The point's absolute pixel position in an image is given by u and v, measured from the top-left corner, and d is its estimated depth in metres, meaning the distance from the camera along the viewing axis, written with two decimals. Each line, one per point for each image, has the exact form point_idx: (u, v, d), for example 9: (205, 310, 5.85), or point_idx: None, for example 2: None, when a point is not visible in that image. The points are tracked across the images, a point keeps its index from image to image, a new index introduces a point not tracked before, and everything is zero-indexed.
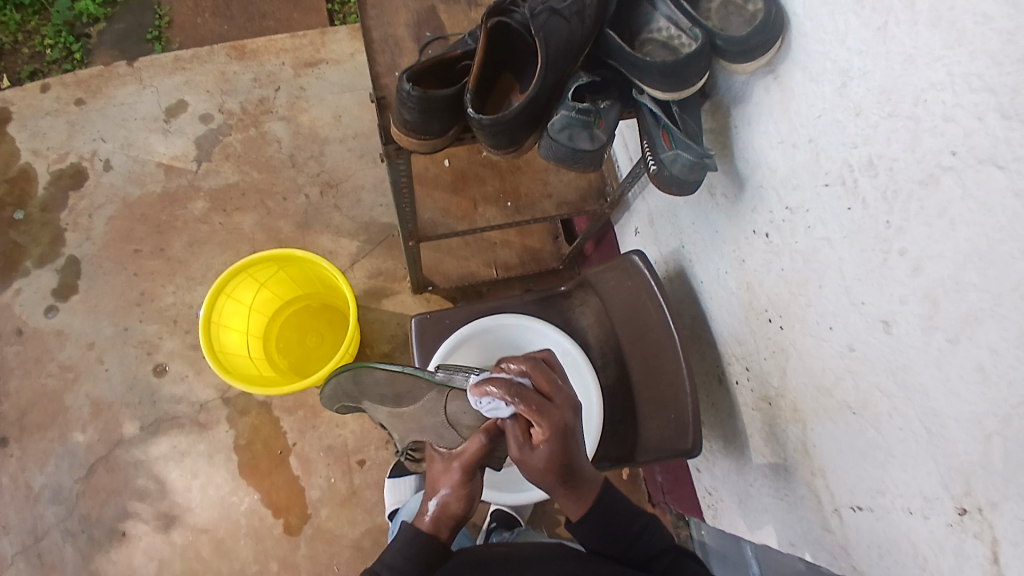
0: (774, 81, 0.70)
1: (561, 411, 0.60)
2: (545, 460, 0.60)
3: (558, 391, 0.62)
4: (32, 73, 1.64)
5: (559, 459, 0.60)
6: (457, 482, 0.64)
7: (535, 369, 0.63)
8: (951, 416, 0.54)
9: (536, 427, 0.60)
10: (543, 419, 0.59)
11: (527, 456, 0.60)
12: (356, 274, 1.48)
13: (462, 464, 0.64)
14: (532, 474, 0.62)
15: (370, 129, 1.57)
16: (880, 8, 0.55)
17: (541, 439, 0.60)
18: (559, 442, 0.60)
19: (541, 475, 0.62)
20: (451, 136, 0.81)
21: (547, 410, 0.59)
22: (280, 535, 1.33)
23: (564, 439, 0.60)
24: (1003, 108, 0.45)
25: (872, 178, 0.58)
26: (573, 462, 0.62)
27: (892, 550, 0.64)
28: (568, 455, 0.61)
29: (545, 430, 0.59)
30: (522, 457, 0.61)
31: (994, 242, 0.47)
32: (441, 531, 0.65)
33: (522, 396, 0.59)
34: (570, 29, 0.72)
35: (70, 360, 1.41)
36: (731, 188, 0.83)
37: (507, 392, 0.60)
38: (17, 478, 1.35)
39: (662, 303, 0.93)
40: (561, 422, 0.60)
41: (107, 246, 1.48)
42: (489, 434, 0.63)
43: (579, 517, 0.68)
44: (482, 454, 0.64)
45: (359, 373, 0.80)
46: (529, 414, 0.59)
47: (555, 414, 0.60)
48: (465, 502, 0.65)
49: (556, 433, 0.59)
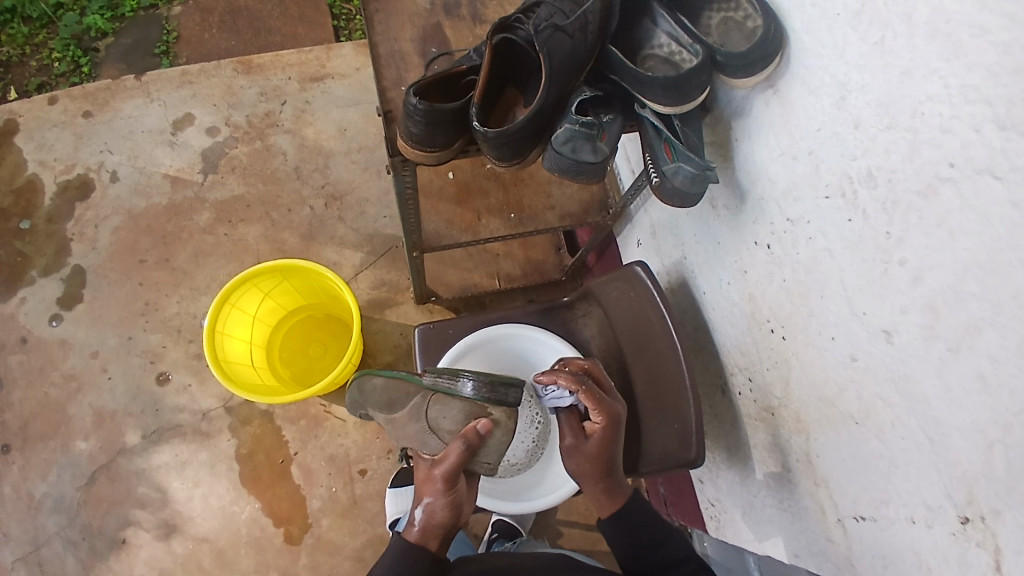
0: (774, 95, 0.71)
1: (615, 405, 0.74)
2: (596, 445, 0.73)
3: (610, 390, 0.77)
4: (41, 86, 1.66)
5: (607, 447, 0.73)
6: (439, 489, 0.67)
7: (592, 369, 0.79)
8: (953, 424, 0.54)
9: (594, 414, 0.73)
10: (601, 407, 0.73)
11: (581, 441, 0.73)
12: (360, 285, 1.49)
13: (444, 472, 0.67)
14: (581, 461, 0.73)
15: (375, 142, 1.58)
16: (878, 23, 0.56)
17: (595, 426, 0.73)
18: (610, 431, 0.73)
19: (590, 462, 0.73)
20: (457, 149, 0.83)
21: (605, 403, 0.73)
22: (282, 546, 1.32)
23: (615, 429, 0.73)
24: (1000, 120, 0.46)
25: (872, 190, 0.59)
26: (616, 455, 0.74)
27: (896, 560, 0.64)
28: (613, 447, 0.74)
29: (601, 417, 0.73)
30: (576, 443, 0.73)
31: (993, 252, 0.48)
32: (430, 541, 0.66)
33: (585, 387, 0.73)
34: (573, 44, 0.74)
35: (74, 370, 1.42)
36: (733, 200, 0.84)
37: (571, 382, 0.74)
38: (19, 487, 1.35)
39: (665, 314, 0.96)
40: (615, 415, 0.74)
41: (113, 256, 1.49)
42: (468, 440, 0.68)
43: (610, 515, 0.75)
44: (463, 461, 0.67)
45: (366, 380, 0.89)
46: (590, 401, 0.73)
47: (611, 406, 0.73)
48: (450, 509, 0.67)
49: (609, 423, 0.73)
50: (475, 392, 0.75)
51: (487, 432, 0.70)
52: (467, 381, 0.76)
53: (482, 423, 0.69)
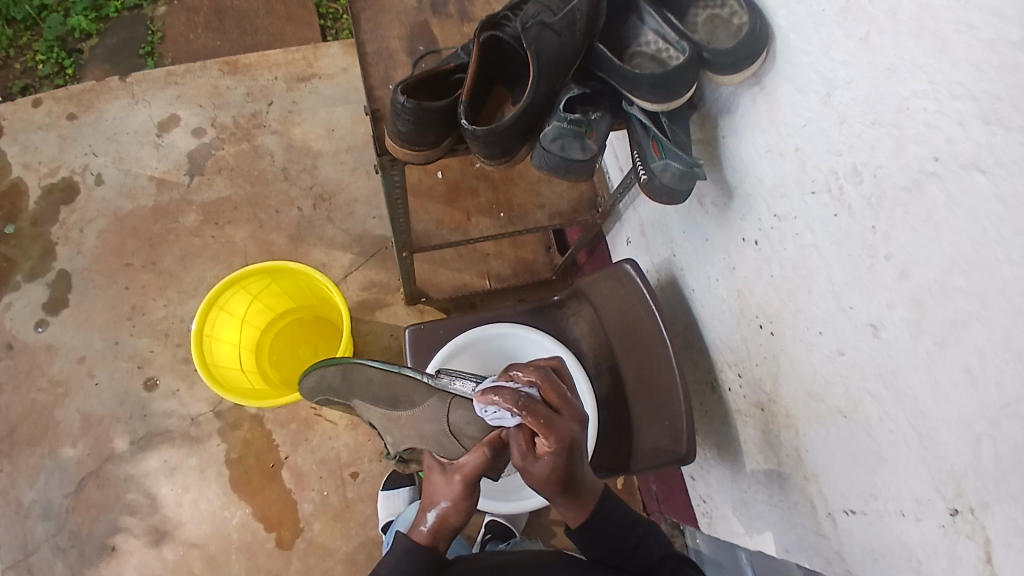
0: (761, 92, 0.71)
1: (567, 425, 0.61)
2: (548, 471, 0.61)
3: (562, 402, 0.63)
4: (24, 88, 1.64)
5: (562, 471, 0.61)
6: (456, 495, 0.65)
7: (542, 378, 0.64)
8: (940, 418, 0.55)
9: (542, 440, 0.60)
10: (549, 433, 0.60)
11: (530, 466, 0.61)
12: (349, 286, 1.48)
13: (464, 479, 0.65)
14: (534, 483, 0.62)
15: (363, 142, 1.58)
16: (864, 20, 0.56)
17: (546, 450, 0.61)
18: (563, 455, 0.61)
19: (543, 485, 0.62)
20: (445, 147, 0.82)
21: (554, 424, 0.60)
22: (273, 550, 1.32)
23: (569, 453, 0.61)
24: (985, 115, 0.46)
25: (859, 186, 0.60)
26: (576, 474, 0.63)
27: (886, 554, 0.65)
28: (571, 468, 0.62)
29: (550, 442, 0.60)
30: (524, 466, 0.62)
31: (979, 246, 0.48)
32: (441, 544, 0.65)
33: (528, 410, 0.60)
34: (561, 42, 0.73)
35: (61, 374, 1.40)
36: (720, 197, 0.85)
37: (512, 406, 0.60)
38: (7, 494, 1.34)
39: (654, 311, 0.95)
40: (567, 436, 0.61)
41: (99, 259, 1.48)
42: (493, 448, 0.64)
43: (579, 525, 0.70)
44: (482, 470, 0.65)
45: (356, 368, 0.87)
46: (536, 427, 0.60)
47: (561, 427, 0.60)
48: (464, 514, 0.65)
49: (561, 446, 0.60)
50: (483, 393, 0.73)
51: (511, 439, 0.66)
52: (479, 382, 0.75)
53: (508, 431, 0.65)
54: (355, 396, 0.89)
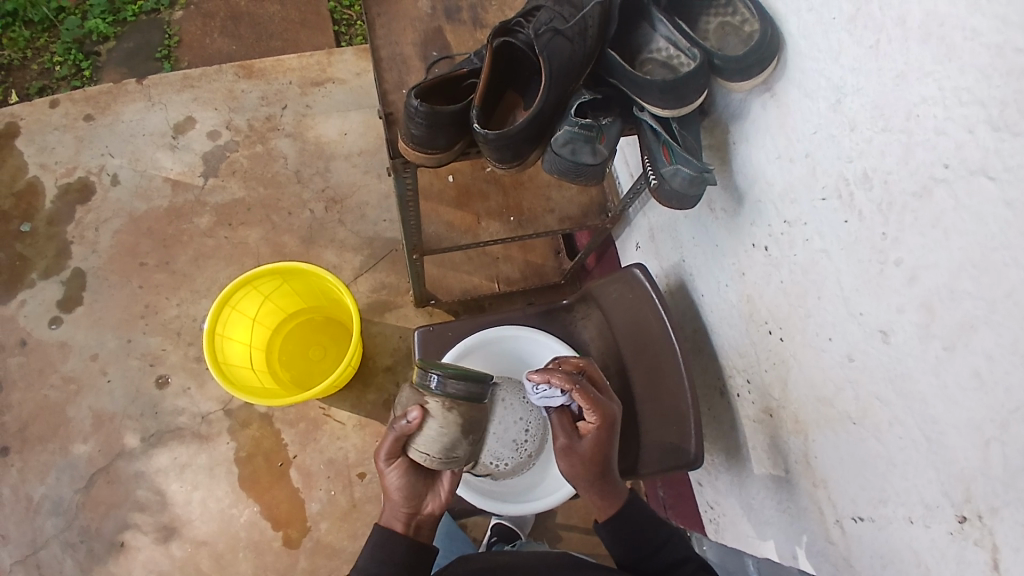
0: (771, 98, 0.72)
1: (609, 404, 0.75)
2: (591, 443, 0.73)
3: (603, 390, 0.78)
4: (41, 89, 1.67)
5: (601, 447, 0.74)
6: (385, 469, 0.72)
7: (587, 368, 0.79)
8: (949, 422, 0.55)
9: (589, 414, 0.73)
10: (597, 408, 0.73)
11: (576, 439, 0.73)
12: (359, 288, 1.49)
13: (381, 458, 0.71)
14: (576, 459, 0.74)
15: (375, 146, 1.59)
16: (872, 27, 0.57)
17: (590, 425, 0.74)
18: (605, 430, 0.73)
19: (583, 461, 0.74)
20: (457, 151, 0.83)
21: (600, 402, 0.74)
22: (280, 549, 1.32)
23: (609, 429, 0.73)
24: (993, 121, 0.46)
25: (868, 191, 0.60)
26: (610, 456, 0.75)
27: (894, 560, 0.65)
28: (608, 447, 0.74)
29: (596, 416, 0.73)
30: (570, 442, 0.74)
31: (986, 250, 0.49)
32: (393, 523, 0.72)
33: (579, 387, 0.73)
34: (573, 48, 0.74)
35: (73, 372, 1.42)
36: (730, 203, 0.85)
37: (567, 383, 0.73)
38: (18, 489, 1.35)
39: (663, 316, 0.95)
40: (610, 414, 0.74)
41: (113, 259, 1.50)
42: (396, 426, 0.69)
43: (607, 518, 0.76)
44: (396, 448, 0.71)
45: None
46: (586, 402, 0.73)
47: (605, 405, 0.74)
48: (399, 488, 0.71)
49: (604, 423, 0.74)
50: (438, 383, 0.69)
51: (415, 419, 0.68)
52: (433, 377, 0.69)
53: (410, 411, 0.69)
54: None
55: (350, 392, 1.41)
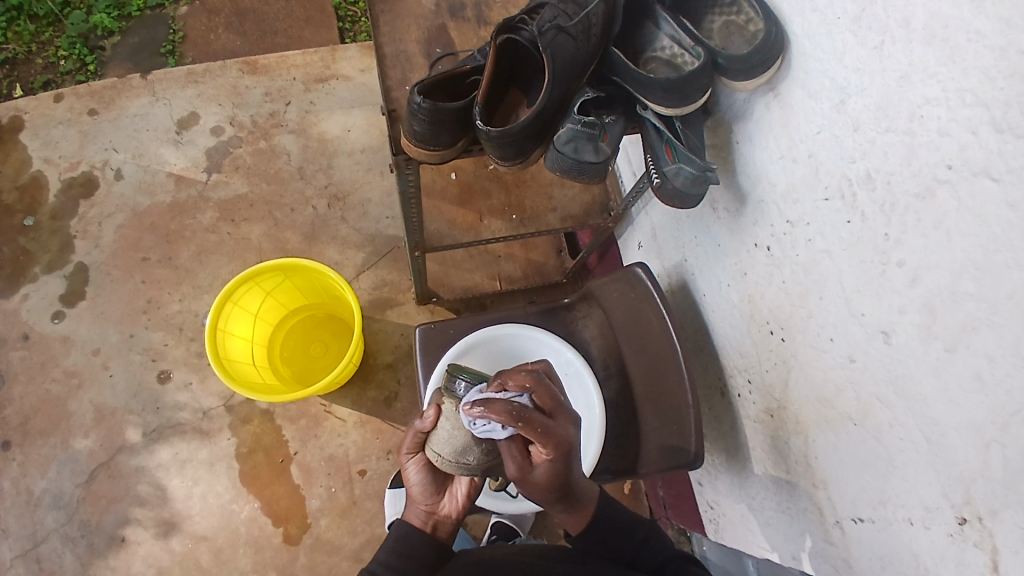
0: (775, 98, 0.72)
1: (562, 430, 0.64)
2: (545, 475, 0.64)
3: (555, 412, 0.66)
4: (46, 84, 1.67)
5: (557, 475, 0.65)
6: (406, 464, 0.73)
7: (535, 389, 0.66)
8: (950, 424, 0.55)
9: (539, 446, 0.63)
10: (545, 441, 0.63)
11: (527, 472, 0.64)
12: (361, 284, 1.49)
13: (402, 453, 0.73)
14: (531, 488, 0.65)
15: (378, 143, 1.59)
16: (877, 28, 0.57)
17: (542, 456, 0.64)
18: (560, 460, 0.64)
19: (539, 490, 0.65)
20: (460, 148, 0.83)
21: (550, 432, 0.63)
22: (280, 545, 1.33)
23: (565, 457, 0.64)
24: (997, 123, 0.46)
25: (871, 192, 0.60)
26: (569, 480, 0.66)
27: (894, 561, 0.65)
28: (566, 473, 0.65)
29: (548, 449, 0.63)
30: (522, 474, 0.65)
31: (989, 252, 0.48)
32: (412, 517, 0.72)
33: (524, 420, 0.62)
34: (576, 46, 0.74)
35: (75, 366, 1.42)
36: (733, 202, 0.85)
37: (510, 418, 0.61)
38: (19, 483, 1.36)
39: (665, 317, 0.95)
40: (564, 441, 0.64)
41: (116, 254, 1.50)
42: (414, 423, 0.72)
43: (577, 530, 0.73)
44: (416, 442, 0.72)
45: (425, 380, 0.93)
46: (533, 436, 0.62)
47: (557, 433, 0.63)
48: (417, 481, 0.72)
49: (558, 452, 0.64)
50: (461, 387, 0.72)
51: (428, 418, 0.70)
52: (460, 383, 0.73)
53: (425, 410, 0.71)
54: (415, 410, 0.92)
55: (350, 389, 1.41)
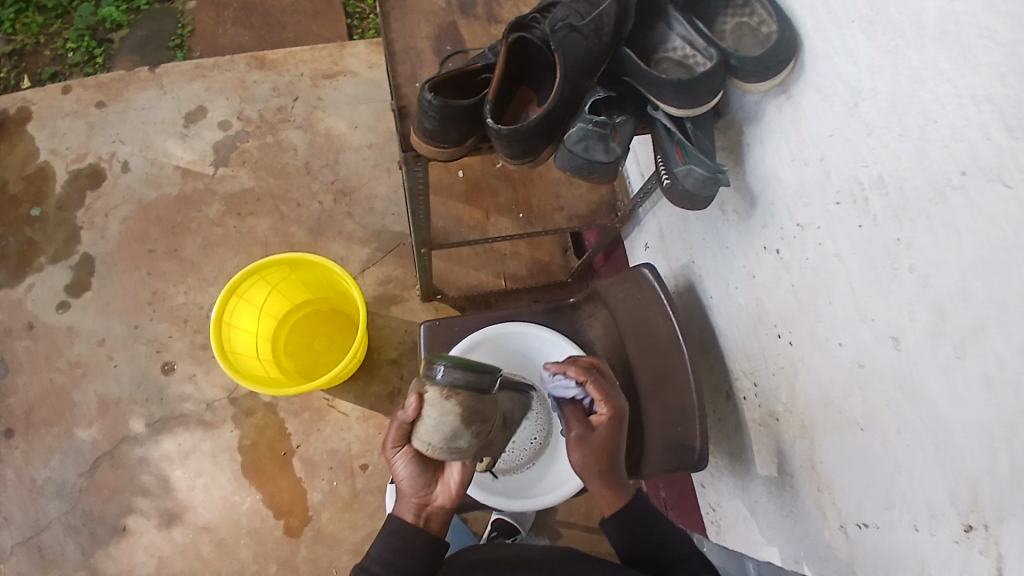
0: (787, 100, 0.72)
1: (621, 399, 0.79)
2: (603, 436, 0.76)
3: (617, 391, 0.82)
4: (54, 75, 1.68)
5: (612, 438, 0.76)
6: (393, 458, 0.71)
7: (602, 367, 0.84)
8: (958, 429, 0.55)
9: (600, 405, 0.77)
10: (608, 399, 0.77)
11: (588, 431, 0.77)
12: (366, 280, 1.49)
13: (388, 446, 0.71)
14: (587, 452, 0.76)
15: (385, 139, 1.59)
16: (891, 31, 0.56)
17: (602, 416, 0.77)
18: (615, 424, 0.77)
19: (594, 454, 0.75)
20: (469, 146, 0.83)
21: (611, 395, 0.78)
22: (281, 538, 1.33)
23: (620, 423, 0.77)
24: (1010, 128, 0.46)
25: (883, 196, 0.60)
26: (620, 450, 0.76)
27: (897, 566, 0.65)
28: (618, 440, 0.77)
29: (607, 409, 0.77)
30: (583, 431, 0.77)
31: (1000, 258, 0.48)
32: (404, 512, 0.70)
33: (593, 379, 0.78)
34: (589, 45, 0.74)
35: (79, 357, 1.43)
36: (742, 204, 0.85)
37: (579, 372, 0.79)
38: (22, 472, 1.36)
39: (671, 317, 0.95)
40: (621, 409, 0.77)
41: (122, 245, 1.50)
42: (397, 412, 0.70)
43: (612, 516, 0.75)
44: (400, 434, 0.70)
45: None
46: (598, 394, 0.77)
47: (616, 399, 0.78)
48: (406, 474, 0.70)
49: (615, 414, 0.77)
50: (445, 376, 0.68)
51: (413, 407, 0.69)
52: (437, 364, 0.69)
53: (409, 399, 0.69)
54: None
55: (354, 384, 1.42)
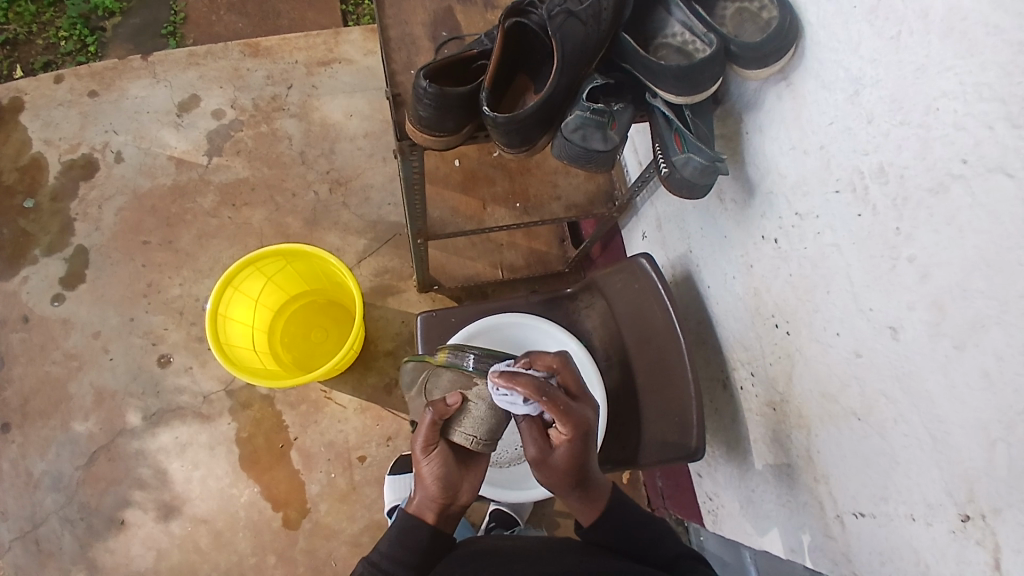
0: (787, 89, 0.71)
1: (583, 411, 0.68)
2: (564, 457, 0.69)
3: (578, 393, 0.70)
4: (46, 64, 1.66)
5: (575, 457, 0.69)
6: (423, 456, 0.70)
7: (562, 370, 0.69)
8: (956, 422, 0.54)
9: (560, 425, 0.67)
10: (567, 420, 0.66)
11: (547, 454, 0.69)
12: (362, 271, 1.49)
13: (421, 444, 0.70)
14: (549, 471, 0.70)
15: (381, 128, 1.58)
16: (894, 18, 0.55)
17: (562, 437, 0.68)
18: (579, 442, 0.68)
19: (557, 473, 0.70)
20: (465, 135, 0.82)
21: (572, 412, 0.67)
22: (279, 529, 1.33)
23: (585, 439, 0.68)
24: (1013, 118, 0.45)
25: (882, 185, 0.59)
26: (587, 463, 0.70)
27: (894, 557, 0.64)
28: (583, 455, 0.69)
29: (569, 429, 0.67)
30: (543, 455, 0.69)
31: (1001, 249, 0.48)
32: (425, 513, 0.69)
33: (549, 400, 0.65)
34: (586, 31, 0.73)
35: (75, 349, 1.42)
36: (741, 194, 0.84)
37: (533, 393, 0.65)
38: (18, 464, 1.36)
39: (667, 305, 0.95)
40: (586, 423, 0.68)
41: (116, 236, 1.49)
42: (436, 409, 0.69)
43: (590, 523, 0.73)
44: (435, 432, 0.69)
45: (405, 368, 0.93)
46: (557, 415, 0.66)
47: (578, 415, 0.67)
48: (437, 473, 0.69)
49: (577, 433, 0.67)
50: (478, 364, 0.71)
51: (456, 403, 0.70)
52: (470, 356, 0.72)
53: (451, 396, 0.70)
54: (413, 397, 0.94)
55: (350, 375, 1.41)
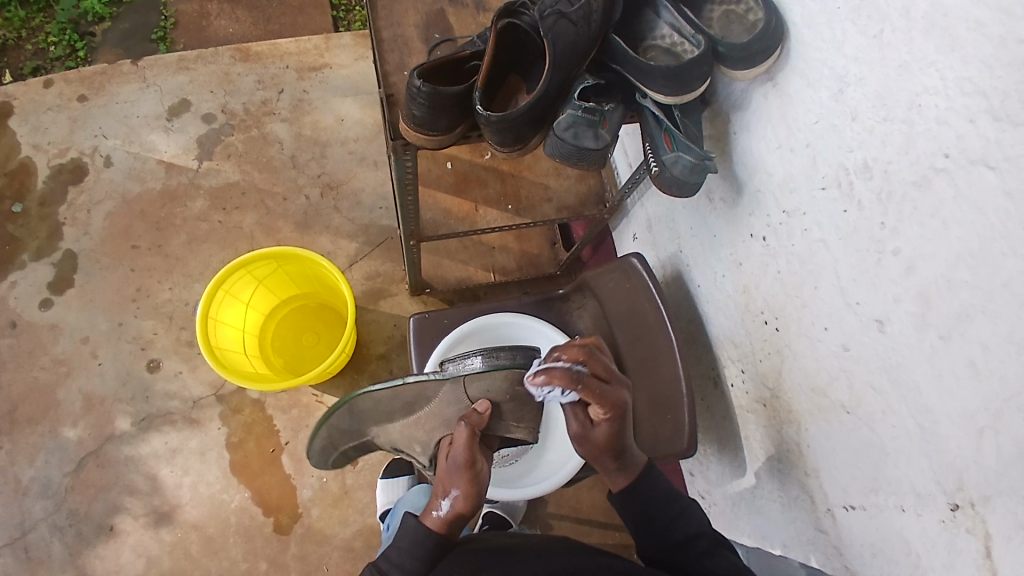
0: (773, 88, 0.72)
1: (618, 393, 0.73)
2: (605, 434, 0.73)
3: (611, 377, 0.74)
4: (36, 70, 1.65)
5: (616, 435, 0.73)
6: (463, 470, 0.71)
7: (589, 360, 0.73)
8: (943, 411, 0.55)
9: (597, 406, 0.72)
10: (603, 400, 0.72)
11: (588, 430, 0.74)
12: (354, 275, 1.49)
13: (465, 457, 0.71)
14: (590, 447, 0.74)
15: (372, 133, 1.58)
16: (877, 17, 0.57)
17: (601, 416, 0.73)
18: (618, 420, 0.73)
19: (597, 449, 0.74)
20: (458, 134, 0.83)
21: (608, 396, 0.72)
22: (270, 535, 1.32)
23: (622, 417, 0.73)
24: (994, 111, 0.47)
25: (868, 181, 0.60)
26: (626, 441, 0.74)
27: (884, 549, 0.65)
28: (622, 433, 0.74)
29: (605, 409, 0.72)
30: (586, 432, 0.74)
31: (985, 240, 0.49)
32: (455, 530, 0.68)
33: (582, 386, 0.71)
34: (577, 32, 0.74)
35: (64, 354, 1.41)
36: (729, 192, 0.85)
37: (568, 382, 0.70)
38: (7, 471, 1.34)
39: (658, 301, 0.95)
40: (620, 403, 0.74)
41: (105, 240, 1.48)
42: (471, 421, 0.73)
43: (622, 488, 0.75)
44: (474, 442, 0.72)
45: (356, 402, 0.80)
46: (593, 398, 0.72)
47: (612, 397, 0.72)
48: (480, 487, 0.71)
49: (615, 412, 0.73)
50: (487, 360, 0.80)
51: (487, 411, 0.76)
52: (476, 358, 0.81)
53: (481, 404, 0.76)
54: (369, 424, 0.84)
55: (342, 380, 1.41)
